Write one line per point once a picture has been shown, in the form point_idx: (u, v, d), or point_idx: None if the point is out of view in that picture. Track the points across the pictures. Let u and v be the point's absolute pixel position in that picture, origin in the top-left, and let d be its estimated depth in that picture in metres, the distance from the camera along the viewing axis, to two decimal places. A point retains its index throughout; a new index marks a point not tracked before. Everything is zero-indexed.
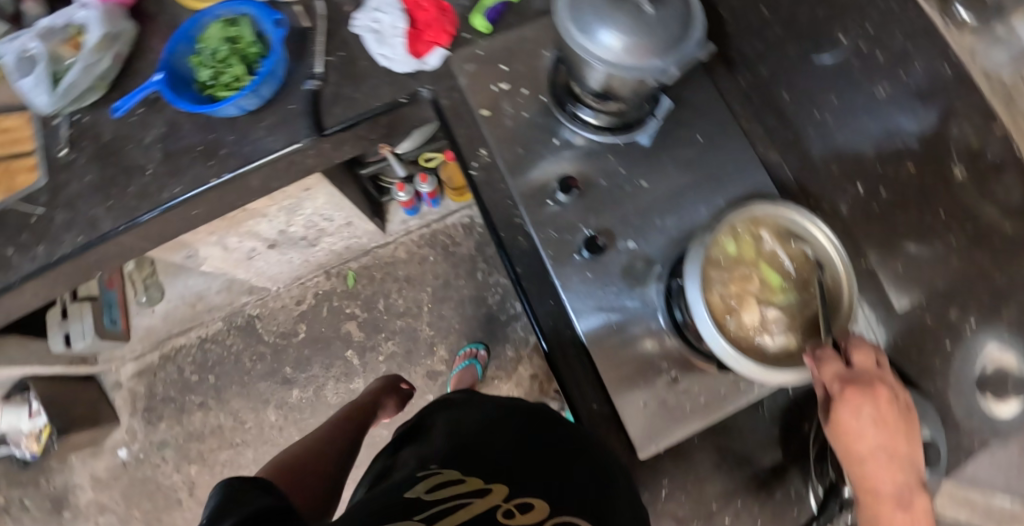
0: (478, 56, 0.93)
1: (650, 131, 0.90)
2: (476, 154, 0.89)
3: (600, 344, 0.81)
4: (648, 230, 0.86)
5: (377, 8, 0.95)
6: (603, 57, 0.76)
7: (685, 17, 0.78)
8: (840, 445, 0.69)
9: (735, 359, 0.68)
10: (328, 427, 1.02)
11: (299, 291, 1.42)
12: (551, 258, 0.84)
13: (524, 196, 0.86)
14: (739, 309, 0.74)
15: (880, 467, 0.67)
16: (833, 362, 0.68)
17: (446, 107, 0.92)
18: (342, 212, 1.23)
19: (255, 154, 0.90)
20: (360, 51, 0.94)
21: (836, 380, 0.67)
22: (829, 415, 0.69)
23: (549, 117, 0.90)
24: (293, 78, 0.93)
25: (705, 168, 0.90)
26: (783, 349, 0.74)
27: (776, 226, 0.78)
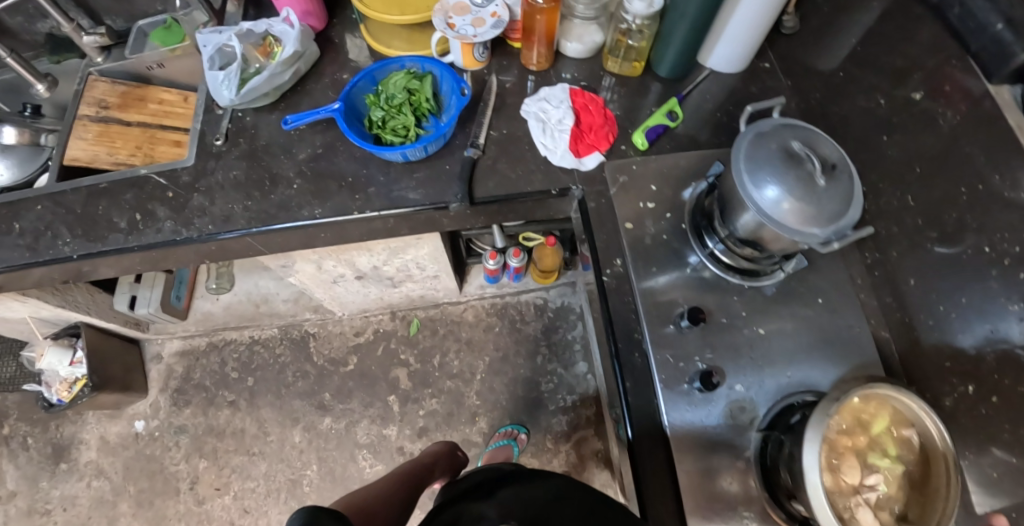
0: (633, 170, 0.95)
1: (774, 281, 0.90)
2: (611, 263, 0.90)
3: (689, 479, 0.80)
4: (760, 384, 0.85)
5: (548, 100, 1.00)
6: (761, 209, 0.76)
7: (850, 194, 0.76)
8: None
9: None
10: (388, 480, 1.02)
11: (361, 323, 1.45)
12: (662, 381, 0.84)
13: (650, 314, 0.87)
14: (837, 483, 0.71)
15: None
16: None
17: (592, 210, 0.94)
18: (438, 266, 1.26)
19: (402, 202, 0.93)
20: (522, 135, 0.98)
21: None
22: None
23: (686, 244, 0.91)
24: (455, 143, 0.97)
25: (830, 335, 0.88)
26: None
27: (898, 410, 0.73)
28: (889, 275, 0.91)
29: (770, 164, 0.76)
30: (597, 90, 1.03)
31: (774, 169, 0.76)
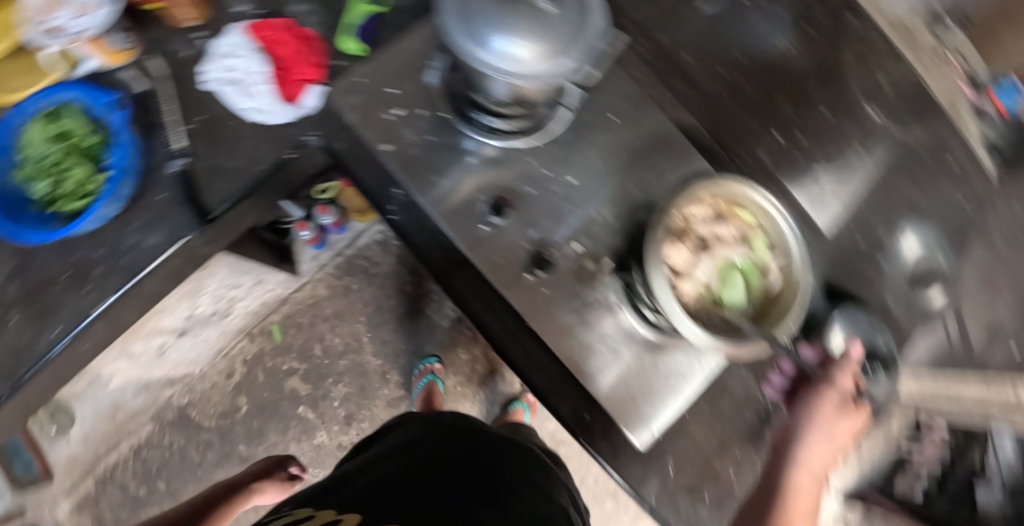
0: (359, 83, 0.82)
1: (563, 122, 0.83)
2: (389, 195, 0.81)
3: (573, 355, 0.79)
4: (591, 224, 0.82)
5: (227, 53, 0.83)
6: (503, 66, 0.64)
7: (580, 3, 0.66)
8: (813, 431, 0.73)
9: (695, 331, 0.69)
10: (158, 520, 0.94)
11: (225, 364, 1.30)
12: (500, 284, 0.79)
13: (454, 222, 0.80)
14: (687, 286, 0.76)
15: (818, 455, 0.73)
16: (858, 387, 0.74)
17: (343, 151, 0.82)
18: (247, 276, 1.14)
19: (138, 262, 0.78)
20: (221, 111, 0.82)
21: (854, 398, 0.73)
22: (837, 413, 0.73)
23: (453, 131, 0.82)
24: (153, 161, 0.80)
25: (627, 142, 0.85)
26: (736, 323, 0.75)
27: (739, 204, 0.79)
28: (670, 58, 0.94)
29: (486, 16, 0.63)
30: (274, 11, 0.86)
31: (494, 18, 0.63)
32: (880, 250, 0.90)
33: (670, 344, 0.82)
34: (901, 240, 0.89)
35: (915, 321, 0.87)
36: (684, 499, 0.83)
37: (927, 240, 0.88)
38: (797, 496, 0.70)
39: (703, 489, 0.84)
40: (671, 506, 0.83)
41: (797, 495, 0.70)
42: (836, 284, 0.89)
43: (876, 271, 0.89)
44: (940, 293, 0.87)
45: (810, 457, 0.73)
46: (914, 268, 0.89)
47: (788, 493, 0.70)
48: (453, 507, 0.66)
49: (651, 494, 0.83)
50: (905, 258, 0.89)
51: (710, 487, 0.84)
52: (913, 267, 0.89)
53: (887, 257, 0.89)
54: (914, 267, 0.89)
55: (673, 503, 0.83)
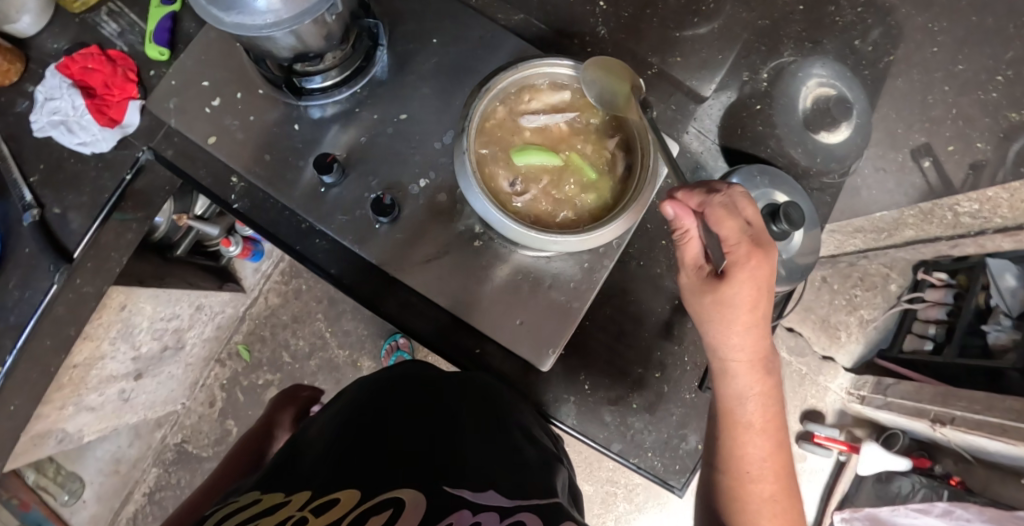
0: (174, 87, 0.82)
1: (383, 60, 0.82)
2: (230, 185, 0.82)
3: (446, 293, 0.79)
4: (434, 158, 0.80)
5: (46, 97, 0.81)
6: (265, 20, 0.64)
7: None
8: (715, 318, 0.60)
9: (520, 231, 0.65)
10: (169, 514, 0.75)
11: (205, 393, 1.36)
12: (355, 243, 0.79)
13: (299, 199, 0.80)
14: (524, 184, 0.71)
15: (747, 336, 0.61)
16: (729, 216, 0.57)
17: (177, 157, 0.83)
18: (183, 305, 1.13)
19: (23, 317, 0.79)
20: (59, 153, 0.82)
21: (741, 238, 0.57)
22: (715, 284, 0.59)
23: (277, 106, 0.81)
24: (11, 220, 0.81)
25: (455, 64, 0.83)
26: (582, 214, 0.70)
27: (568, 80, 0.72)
28: None
29: None
30: (84, 41, 0.85)
31: None
32: (762, 94, 0.84)
33: (548, 259, 0.79)
34: (790, 82, 0.84)
35: (815, 160, 0.82)
36: (610, 408, 0.81)
37: (823, 76, 0.83)
38: (727, 387, 0.63)
39: (630, 398, 0.81)
40: (599, 419, 0.81)
41: (729, 384, 0.63)
42: (730, 147, 0.83)
43: (756, 116, 0.83)
44: (844, 125, 0.82)
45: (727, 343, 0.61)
46: (809, 110, 0.83)
47: (719, 390, 0.64)
48: (417, 461, 0.60)
49: (571, 410, 0.81)
50: (798, 103, 0.83)
51: (637, 393, 0.81)
52: (808, 108, 0.83)
53: (776, 103, 0.83)
54: (809, 107, 0.83)
55: (598, 414, 0.81)
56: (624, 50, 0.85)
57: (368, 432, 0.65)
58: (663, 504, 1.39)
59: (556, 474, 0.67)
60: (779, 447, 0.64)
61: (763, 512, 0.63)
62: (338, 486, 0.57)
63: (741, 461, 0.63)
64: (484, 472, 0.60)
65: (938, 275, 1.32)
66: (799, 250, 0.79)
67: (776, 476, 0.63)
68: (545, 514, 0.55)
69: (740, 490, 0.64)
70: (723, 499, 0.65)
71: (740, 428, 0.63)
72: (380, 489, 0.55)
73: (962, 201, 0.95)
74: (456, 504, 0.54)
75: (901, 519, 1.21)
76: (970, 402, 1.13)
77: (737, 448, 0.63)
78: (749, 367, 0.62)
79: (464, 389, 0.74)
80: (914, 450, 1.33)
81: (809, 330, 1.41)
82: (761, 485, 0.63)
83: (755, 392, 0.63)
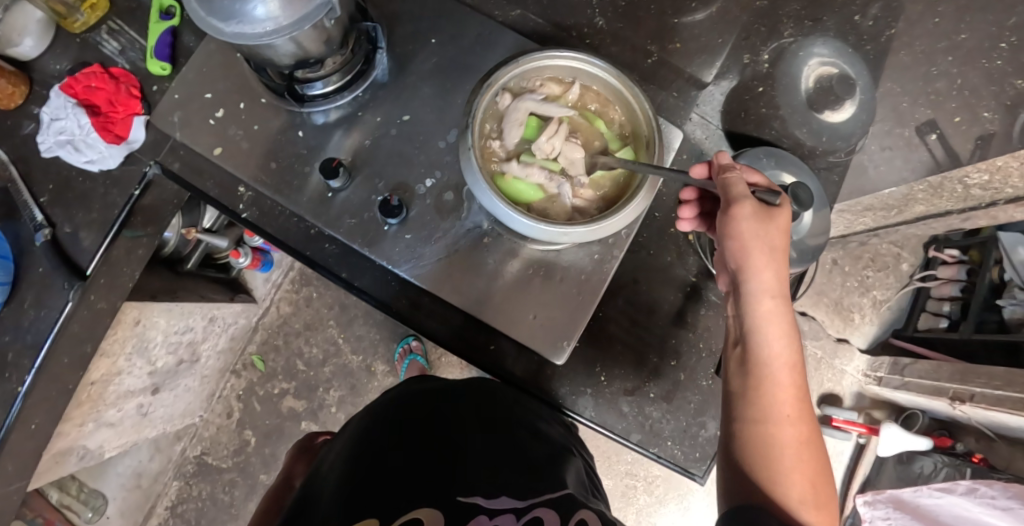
0: (177, 100, 0.82)
1: (383, 63, 0.82)
2: (237, 195, 0.83)
3: (458, 290, 0.79)
4: (439, 157, 0.80)
5: (52, 117, 0.82)
6: (264, 28, 0.65)
7: None
8: (758, 253, 0.61)
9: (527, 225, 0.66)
10: None
11: (222, 405, 1.37)
12: (364, 246, 0.80)
13: (307, 204, 0.81)
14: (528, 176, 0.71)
15: (779, 275, 0.62)
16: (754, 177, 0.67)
17: (184, 170, 0.83)
18: (196, 318, 1.13)
19: (41, 336, 0.80)
20: (66, 172, 0.82)
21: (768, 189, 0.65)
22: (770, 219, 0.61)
23: (280, 114, 0.82)
24: (23, 240, 0.81)
25: (454, 62, 0.83)
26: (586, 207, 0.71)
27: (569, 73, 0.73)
28: None
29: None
30: (87, 60, 0.85)
31: None
32: (763, 75, 0.83)
33: (557, 252, 0.79)
34: (792, 62, 0.83)
35: (820, 140, 0.81)
36: (628, 399, 0.81)
37: (825, 54, 0.82)
38: (762, 329, 0.61)
39: (647, 388, 0.81)
40: (617, 410, 0.80)
41: (763, 327, 0.61)
42: (733, 131, 0.83)
43: (759, 98, 0.83)
44: (848, 103, 0.80)
45: (764, 280, 0.62)
46: (812, 89, 0.81)
47: (750, 334, 0.62)
48: (428, 477, 0.61)
49: (589, 402, 0.81)
50: (801, 82, 0.82)
51: (654, 383, 0.81)
52: (811, 87, 0.81)
53: (777, 84, 0.82)
54: (812, 86, 0.81)
55: (616, 405, 0.81)
56: (622, 40, 0.85)
57: (380, 454, 0.65)
58: (684, 495, 1.38)
59: (568, 464, 0.68)
60: (804, 393, 0.62)
61: (797, 460, 0.59)
62: (356, 516, 0.58)
63: (776, 405, 0.61)
64: (495, 476, 0.62)
65: (949, 253, 1.32)
66: (810, 231, 0.78)
67: (802, 420, 0.61)
68: (558, 507, 0.58)
69: (769, 432, 0.60)
70: (753, 448, 0.60)
71: (774, 367, 0.61)
72: (398, 513, 0.57)
73: (971, 173, 0.90)
74: (472, 511, 0.57)
75: (924, 500, 1.20)
76: (989, 378, 1.12)
77: (772, 388, 0.61)
78: (782, 311, 0.62)
79: (464, 401, 0.74)
80: (935, 430, 1.32)
81: (822, 314, 1.40)
82: (788, 428, 0.60)
83: (784, 335, 0.62)
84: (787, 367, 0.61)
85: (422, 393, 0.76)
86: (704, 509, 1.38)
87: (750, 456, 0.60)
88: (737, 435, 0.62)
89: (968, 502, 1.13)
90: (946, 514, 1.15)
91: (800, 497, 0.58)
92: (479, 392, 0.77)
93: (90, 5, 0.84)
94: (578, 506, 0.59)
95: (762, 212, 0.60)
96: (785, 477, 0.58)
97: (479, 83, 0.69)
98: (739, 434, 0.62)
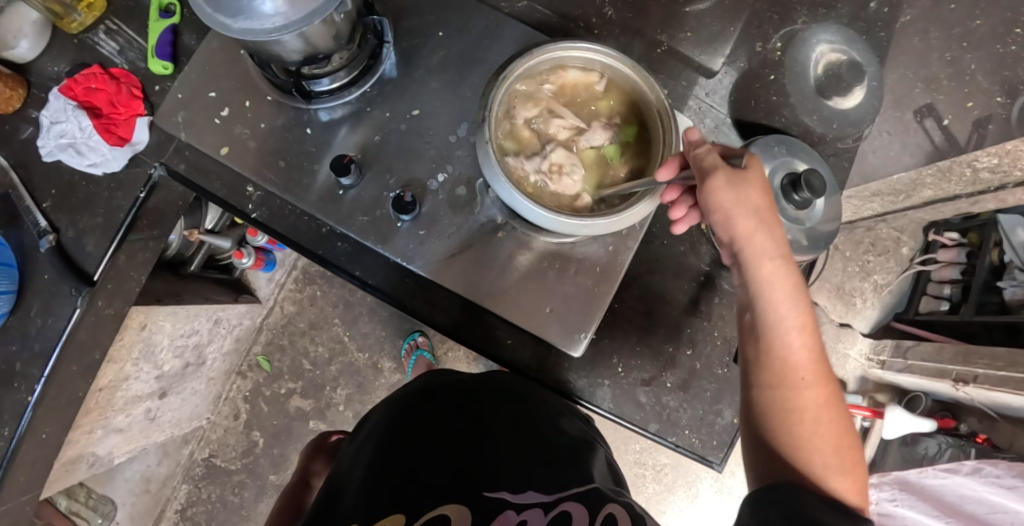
0: (181, 100, 0.81)
1: (391, 58, 0.81)
2: (246, 195, 0.82)
3: (473, 284, 0.78)
4: (449, 152, 0.80)
5: (52, 120, 0.80)
6: (272, 23, 0.64)
7: None
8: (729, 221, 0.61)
9: (543, 217, 0.66)
10: None
11: (229, 406, 1.36)
12: (378, 243, 0.79)
13: (317, 202, 0.80)
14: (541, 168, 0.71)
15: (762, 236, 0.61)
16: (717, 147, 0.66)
17: (190, 171, 0.82)
18: (201, 320, 1.12)
19: (49, 344, 0.78)
20: (69, 176, 0.81)
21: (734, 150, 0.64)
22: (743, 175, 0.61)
23: (286, 112, 0.81)
24: (26, 248, 0.80)
25: (462, 56, 0.82)
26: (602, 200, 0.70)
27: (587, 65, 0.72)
28: None
29: None
30: (85, 62, 0.83)
31: None
32: (775, 63, 0.83)
33: (571, 245, 0.79)
34: (801, 48, 0.83)
35: (831, 126, 0.81)
36: (645, 389, 0.81)
37: (834, 41, 0.83)
38: (766, 294, 0.61)
39: (663, 378, 0.81)
40: (634, 400, 0.81)
41: (761, 289, 0.61)
42: (742, 119, 0.83)
43: (771, 85, 0.83)
44: (857, 89, 0.81)
45: (751, 246, 0.61)
46: (822, 76, 0.82)
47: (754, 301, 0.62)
48: (453, 473, 0.61)
49: (607, 394, 0.81)
50: (810, 69, 0.82)
51: (670, 372, 0.81)
52: (821, 74, 0.82)
53: (789, 71, 0.82)
54: (822, 73, 0.82)
55: (634, 396, 0.81)
56: (631, 30, 0.85)
57: (404, 449, 0.65)
58: (693, 482, 1.39)
59: (593, 456, 0.67)
60: (822, 355, 0.61)
61: (819, 427, 0.59)
62: (383, 510, 0.58)
63: (791, 368, 0.60)
64: (521, 470, 0.62)
65: (948, 235, 1.32)
66: (822, 216, 0.78)
67: (824, 382, 0.60)
68: (586, 501, 0.57)
69: (783, 401, 0.60)
70: (779, 418, 0.60)
71: (782, 333, 0.60)
72: (424, 509, 0.57)
73: (980, 157, 0.92)
74: (499, 506, 0.57)
75: (928, 480, 1.22)
76: (991, 359, 1.13)
77: (786, 357, 0.60)
78: (780, 272, 0.61)
79: (483, 394, 0.74)
80: (938, 412, 1.32)
81: (824, 299, 1.41)
82: (805, 395, 0.60)
83: (788, 300, 0.61)
84: (797, 332, 0.60)
85: (445, 388, 0.76)
86: (713, 496, 1.39)
87: (772, 426, 0.61)
88: (755, 408, 0.63)
89: (973, 481, 1.15)
90: (951, 494, 1.18)
91: (827, 462, 0.58)
92: (496, 385, 0.76)
93: (88, 4, 0.82)
94: (607, 499, 0.58)
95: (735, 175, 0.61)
96: (808, 447, 0.59)
97: (495, 74, 0.68)
98: (757, 408, 0.63)
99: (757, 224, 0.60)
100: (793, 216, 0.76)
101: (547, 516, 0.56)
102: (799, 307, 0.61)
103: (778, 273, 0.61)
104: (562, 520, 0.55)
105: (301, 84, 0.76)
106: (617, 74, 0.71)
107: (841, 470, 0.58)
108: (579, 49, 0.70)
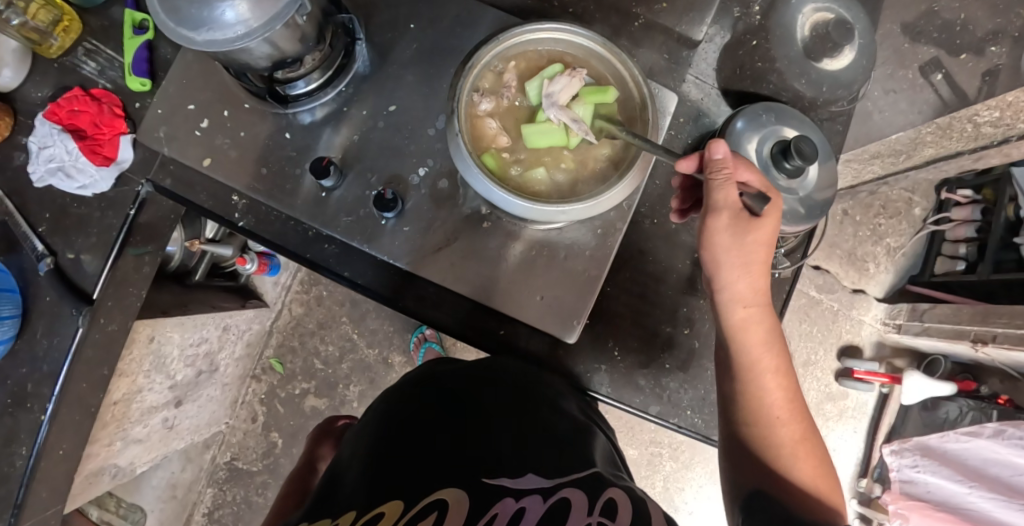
0: (161, 115, 0.81)
1: (364, 55, 0.80)
2: (232, 204, 0.83)
3: (463, 278, 0.78)
4: (430, 145, 0.79)
5: (39, 146, 0.81)
6: (235, 32, 0.63)
7: None
8: (735, 263, 0.61)
9: (520, 205, 0.65)
10: None
11: (246, 410, 1.39)
12: (364, 243, 0.79)
13: (302, 207, 0.80)
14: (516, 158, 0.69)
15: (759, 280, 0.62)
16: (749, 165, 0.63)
17: (177, 185, 0.83)
18: (209, 328, 1.14)
19: (57, 364, 0.80)
20: (61, 199, 0.82)
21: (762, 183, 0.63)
22: (752, 226, 0.60)
23: (266, 118, 0.80)
24: (26, 272, 0.81)
25: (436, 47, 0.81)
26: (578, 184, 0.69)
27: (554, 48, 0.71)
28: None
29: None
30: (67, 84, 0.84)
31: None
32: (756, 28, 0.80)
33: (559, 232, 0.78)
34: (784, 11, 0.79)
35: (820, 90, 0.78)
36: (643, 372, 0.80)
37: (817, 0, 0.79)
38: (743, 339, 0.63)
39: (662, 360, 0.80)
40: (633, 384, 0.80)
41: (743, 333, 0.63)
42: (729, 89, 0.80)
43: (755, 52, 0.80)
44: (846, 49, 0.77)
45: (736, 291, 0.62)
46: (807, 37, 0.78)
47: (729, 341, 0.64)
48: (449, 462, 0.60)
49: (605, 380, 0.80)
50: (795, 32, 0.78)
51: (668, 354, 0.80)
52: (807, 35, 0.78)
53: (771, 35, 0.79)
54: (807, 34, 0.78)
55: (632, 379, 0.80)
56: (607, 5, 0.82)
57: (400, 441, 0.64)
58: (710, 458, 1.38)
59: (591, 442, 0.66)
60: (795, 393, 0.63)
61: (799, 459, 0.61)
62: (380, 501, 0.57)
63: (766, 407, 0.62)
64: (521, 459, 0.61)
65: (962, 192, 1.28)
66: (816, 185, 0.75)
67: (795, 415, 0.63)
68: (585, 487, 0.56)
69: (763, 437, 0.62)
70: (757, 448, 0.62)
71: (758, 374, 0.63)
72: (422, 497, 0.56)
73: (981, 111, 0.90)
74: (499, 493, 0.56)
75: (951, 445, 1.20)
76: (1010, 317, 1.09)
77: (763, 402, 0.62)
78: (758, 316, 0.63)
79: (473, 380, 0.73)
80: (958, 374, 1.28)
81: (836, 266, 1.38)
82: (784, 431, 0.62)
83: (765, 340, 0.63)
84: (773, 379, 0.63)
85: (438, 377, 0.75)
86: None
87: (755, 454, 0.63)
88: (737, 442, 0.65)
89: (997, 444, 1.13)
90: (974, 458, 1.16)
91: (805, 483, 0.60)
92: (496, 370, 0.74)
93: (63, 28, 0.83)
94: (605, 485, 0.57)
95: (736, 223, 0.60)
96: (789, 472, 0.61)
97: (461, 63, 0.67)
98: (739, 442, 0.64)
99: (739, 271, 0.61)
100: (784, 186, 0.73)
101: (547, 503, 0.54)
102: (776, 350, 0.63)
103: (758, 317, 0.63)
104: (562, 506, 0.54)
105: (277, 88, 0.77)
106: (588, 53, 0.70)
107: (819, 492, 0.60)
108: (543, 32, 0.69)
